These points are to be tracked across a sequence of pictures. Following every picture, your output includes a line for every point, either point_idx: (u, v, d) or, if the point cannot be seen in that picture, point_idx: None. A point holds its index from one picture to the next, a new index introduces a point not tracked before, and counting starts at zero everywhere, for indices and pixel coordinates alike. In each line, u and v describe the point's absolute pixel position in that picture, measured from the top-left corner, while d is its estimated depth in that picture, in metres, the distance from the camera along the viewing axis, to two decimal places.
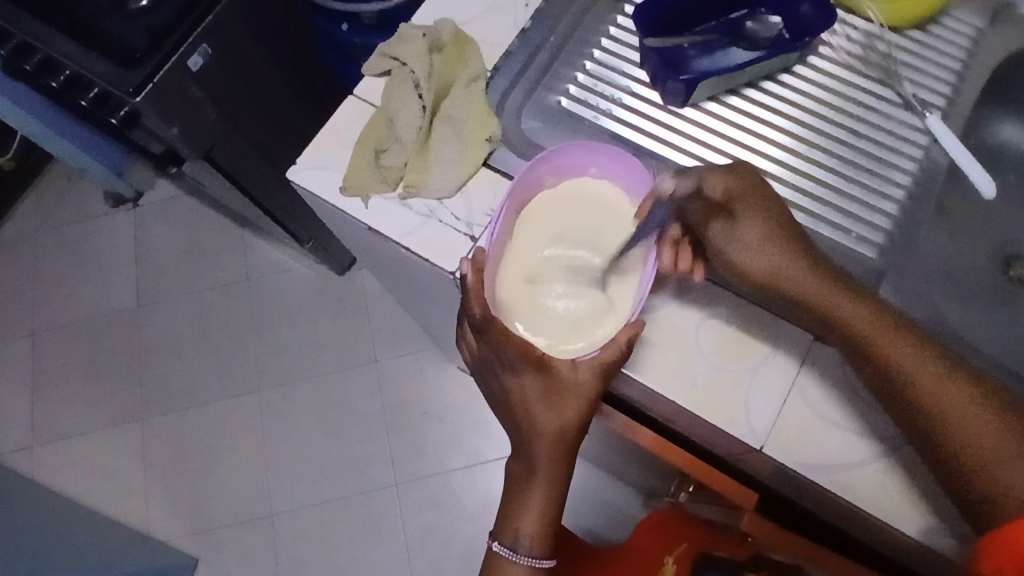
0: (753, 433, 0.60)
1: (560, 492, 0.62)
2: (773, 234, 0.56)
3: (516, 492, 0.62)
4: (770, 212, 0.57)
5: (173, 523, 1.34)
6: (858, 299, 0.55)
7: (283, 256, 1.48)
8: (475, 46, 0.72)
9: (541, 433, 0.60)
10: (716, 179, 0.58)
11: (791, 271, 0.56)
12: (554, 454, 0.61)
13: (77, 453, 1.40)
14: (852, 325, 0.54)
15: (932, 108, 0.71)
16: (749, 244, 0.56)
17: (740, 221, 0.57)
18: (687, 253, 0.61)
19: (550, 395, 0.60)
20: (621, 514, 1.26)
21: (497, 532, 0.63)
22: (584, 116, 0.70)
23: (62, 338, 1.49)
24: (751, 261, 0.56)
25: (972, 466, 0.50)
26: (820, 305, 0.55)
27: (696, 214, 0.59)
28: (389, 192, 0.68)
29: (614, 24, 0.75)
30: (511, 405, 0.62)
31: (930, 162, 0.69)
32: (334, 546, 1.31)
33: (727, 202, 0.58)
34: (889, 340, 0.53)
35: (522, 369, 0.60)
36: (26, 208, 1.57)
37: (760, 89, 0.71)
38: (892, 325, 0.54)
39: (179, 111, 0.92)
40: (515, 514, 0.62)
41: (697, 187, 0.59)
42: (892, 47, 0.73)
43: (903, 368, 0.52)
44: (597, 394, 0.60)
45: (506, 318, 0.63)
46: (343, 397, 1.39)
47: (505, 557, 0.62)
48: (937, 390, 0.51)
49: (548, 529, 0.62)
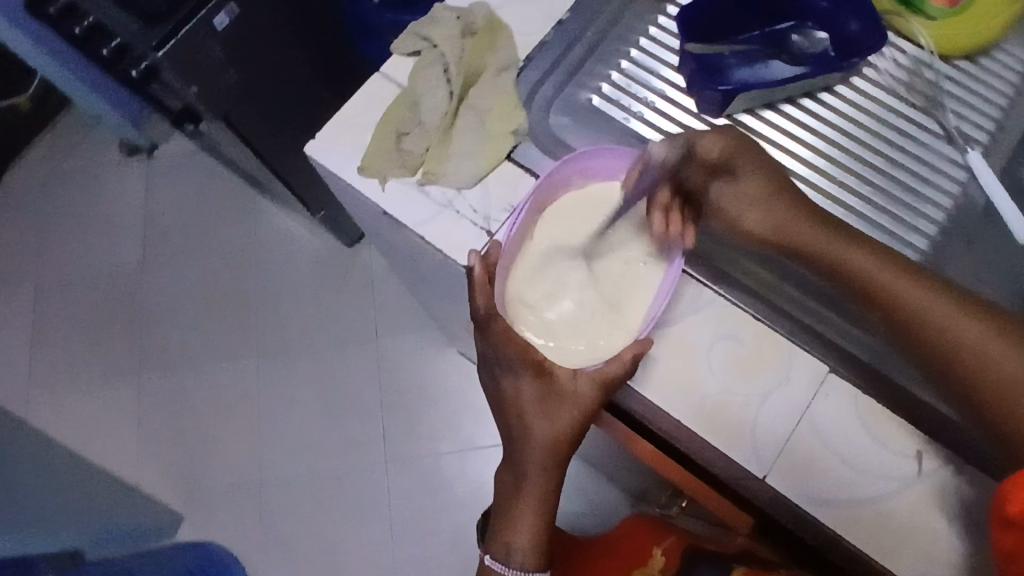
0: (758, 460, 0.58)
1: (551, 502, 0.61)
2: (771, 193, 0.61)
3: (508, 503, 0.61)
4: (766, 173, 0.61)
5: (162, 480, 1.34)
6: (857, 243, 0.57)
7: (293, 223, 1.46)
8: (508, 32, 0.70)
9: (535, 440, 0.59)
10: (708, 140, 0.61)
11: (792, 222, 0.60)
12: (548, 465, 0.60)
13: (73, 400, 1.40)
14: (851, 267, 0.56)
15: (974, 143, 0.68)
16: (747, 198, 0.61)
17: (737, 178, 0.61)
18: (676, 215, 0.61)
19: (547, 403, 0.58)
20: (609, 513, 1.25)
21: (489, 546, 0.62)
22: (615, 117, 0.69)
23: (65, 285, 1.48)
24: (755, 219, 0.61)
25: (990, 395, 0.50)
26: (822, 251, 0.58)
27: (694, 179, 0.62)
28: (407, 177, 0.66)
29: (654, 24, 0.72)
30: (506, 412, 0.60)
31: (966, 200, 0.67)
32: (319, 517, 1.31)
33: (722, 162, 0.61)
34: (886, 277, 0.55)
35: (520, 375, 0.59)
36: (41, 150, 1.56)
37: (798, 106, 0.69)
38: (890, 264, 0.55)
39: (199, 70, 0.90)
40: (508, 527, 0.61)
41: (688, 149, 0.60)
42: (940, 76, 0.70)
43: (908, 304, 0.53)
44: (598, 404, 0.58)
45: (516, 319, 0.62)
46: (341, 371, 1.38)
47: (498, 571, 0.61)
48: (942, 312, 0.52)
49: (540, 541, 0.61)
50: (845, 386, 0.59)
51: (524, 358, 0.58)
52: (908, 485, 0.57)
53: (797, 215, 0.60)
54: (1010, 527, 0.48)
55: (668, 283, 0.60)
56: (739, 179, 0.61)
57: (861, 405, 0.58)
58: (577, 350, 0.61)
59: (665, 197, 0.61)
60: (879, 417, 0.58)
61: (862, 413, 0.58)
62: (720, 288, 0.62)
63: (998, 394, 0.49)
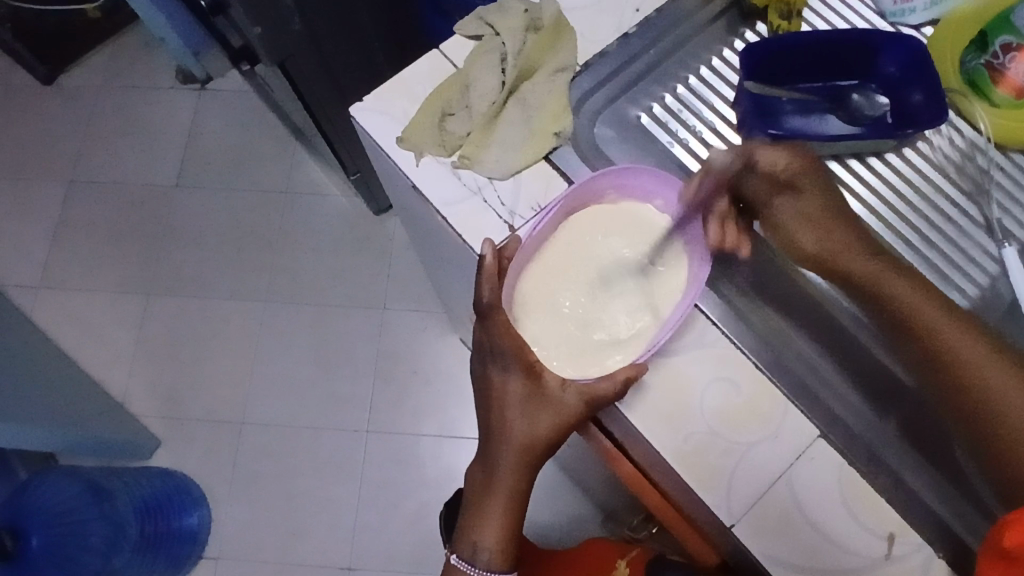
0: (728, 508, 0.57)
1: (521, 504, 0.61)
2: (826, 212, 0.60)
3: (476, 502, 0.61)
4: (824, 192, 0.61)
5: (149, 402, 1.36)
6: (904, 277, 0.57)
7: (326, 180, 1.47)
8: (572, 35, 0.69)
9: (511, 439, 0.59)
10: (778, 154, 0.61)
11: (845, 244, 0.60)
12: (520, 468, 0.60)
13: (79, 307, 1.42)
14: (895, 299, 0.57)
15: (1013, 238, 0.67)
16: (803, 216, 0.61)
17: (799, 195, 0.61)
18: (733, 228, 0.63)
19: (530, 403, 0.59)
20: (577, 528, 1.25)
21: (456, 545, 0.62)
22: (659, 139, 0.68)
23: (95, 193, 1.50)
24: (811, 239, 0.60)
25: (1008, 441, 0.51)
26: (870, 279, 0.58)
27: (755, 188, 0.63)
28: (443, 156, 0.66)
29: (718, 56, 0.72)
30: (488, 407, 0.60)
31: (992, 294, 0.66)
32: (291, 470, 1.31)
33: (787, 177, 0.61)
34: (928, 314, 0.55)
35: (508, 372, 0.59)
36: (98, 59, 1.58)
37: (845, 165, 0.68)
38: (933, 303, 0.56)
39: (265, 13, 0.90)
40: (474, 527, 0.61)
41: (752, 160, 0.62)
42: (992, 165, 0.69)
43: (947, 342, 0.54)
44: (580, 415, 0.58)
45: (522, 318, 0.62)
46: (342, 332, 1.38)
47: (463, 572, 0.62)
48: (975, 359, 0.53)
49: (507, 544, 0.61)
50: (831, 454, 0.57)
51: (517, 355, 0.59)
52: (873, 565, 0.56)
53: (850, 239, 0.60)
54: (1000, 561, 0.48)
55: (683, 308, 0.59)
56: (801, 197, 0.61)
57: (843, 477, 0.57)
58: (575, 360, 0.61)
59: (722, 208, 0.63)
60: (858, 494, 0.57)
61: (844, 485, 0.57)
62: (726, 330, 0.61)
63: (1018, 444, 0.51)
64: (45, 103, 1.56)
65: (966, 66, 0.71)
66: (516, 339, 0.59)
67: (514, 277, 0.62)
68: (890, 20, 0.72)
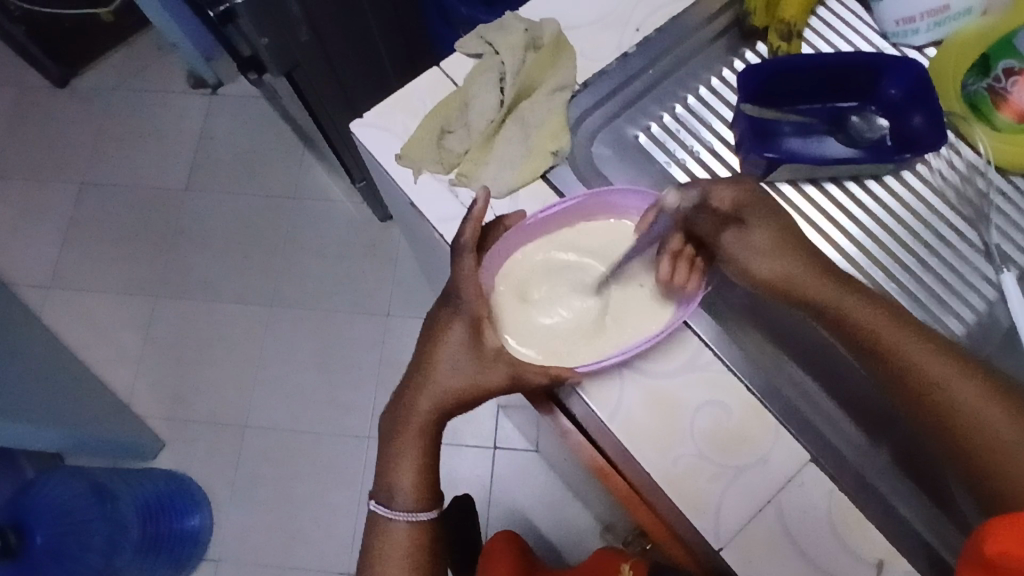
0: (716, 532, 0.57)
1: (433, 444, 0.61)
2: (782, 242, 0.59)
3: (391, 443, 0.61)
4: (778, 223, 0.60)
5: (154, 404, 1.37)
6: (866, 301, 0.57)
7: (333, 186, 1.48)
8: (572, 54, 0.70)
9: (434, 382, 0.60)
10: (722, 190, 0.60)
11: (802, 272, 0.59)
12: (440, 413, 0.60)
13: (87, 307, 1.44)
14: (859, 325, 0.57)
15: (1012, 263, 0.66)
16: (759, 250, 0.59)
17: (749, 229, 0.60)
18: (685, 264, 0.61)
19: (463, 352, 0.59)
20: (577, 537, 1.25)
21: (375, 489, 0.62)
22: (657, 159, 0.69)
23: (106, 196, 1.51)
24: (765, 268, 0.59)
25: (987, 457, 0.52)
26: (832, 307, 0.58)
27: (706, 226, 0.61)
28: (441, 173, 0.67)
29: (718, 76, 0.72)
30: (420, 353, 0.61)
31: (989, 319, 0.65)
32: (293, 474, 1.32)
33: (734, 213, 0.60)
34: (895, 336, 0.55)
35: (450, 320, 0.61)
36: (113, 63, 1.60)
37: (843, 188, 0.68)
38: (898, 324, 0.56)
39: (273, 24, 0.91)
40: (391, 469, 0.61)
41: (702, 200, 0.59)
42: (992, 189, 0.68)
43: (915, 365, 0.54)
44: (504, 385, 0.59)
45: (500, 300, 0.63)
46: (346, 338, 1.39)
47: (381, 515, 0.62)
48: (947, 381, 0.53)
49: (423, 484, 0.61)
50: (822, 479, 0.57)
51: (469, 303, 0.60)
52: None
53: (807, 266, 0.59)
54: (980, 568, 0.47)
55: (666, 329, 0.59)
56: (751, 231, 0.60)
57: (833, 503, 0.57)
58: (533, 348, 0.61)
59: (676, 243, 0.61)
60: (848, 520, 0.56)
61: (832, 510, 0.57)
62: (718, 351, 0.61)
63: (996, 452, 0.51)
64: (59, 106, 1.58)
65: (968, 90, 0.70)
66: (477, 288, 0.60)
67: (500, 257, 0.63)
68: (893, 40, 0.72)
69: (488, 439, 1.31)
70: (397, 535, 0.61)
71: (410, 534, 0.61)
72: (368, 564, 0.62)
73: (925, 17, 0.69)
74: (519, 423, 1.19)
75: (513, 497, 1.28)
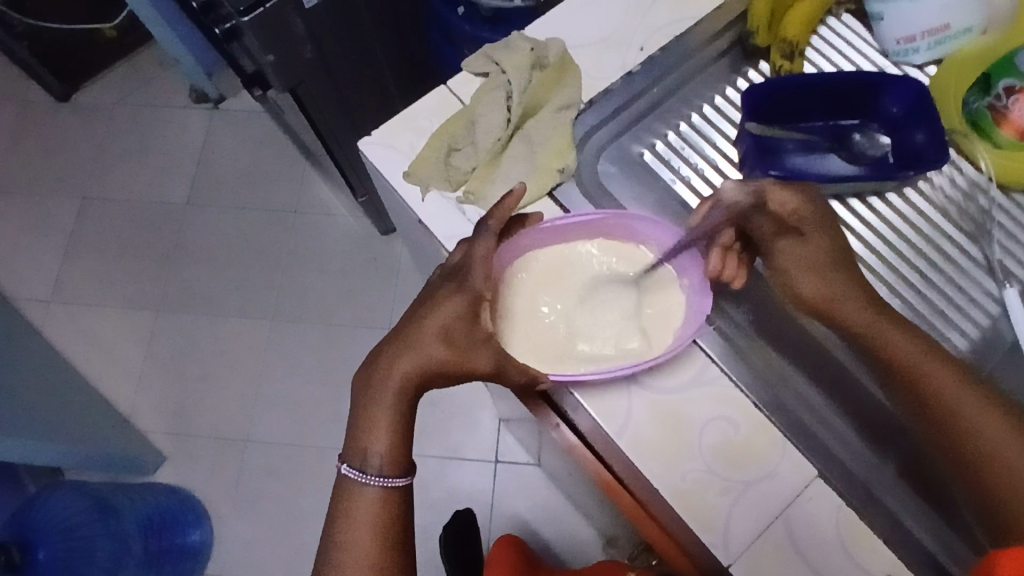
0: (725, 548, 0.57)
1: (412, 409, 0.59)
2: (830, 262, 0.60)
3: (365, 401, 0.59)
4: (833, 240, 0.60)
5: (155, 418, 1.37)
6: (907, 332, 0.57)
7: (334, 200, 1.48)
8: (577, 73, 0.71)
9: (419, 344, 0.58)
10: (784, 196, 0.61)
11: (846, 299, 0.59)
12: (419, 380, 0.58)
13: (89, 322, 1.44)
14: (897, 355, 0.57)
15: (1014, 279, 0.67)
16: (807, 261, 0.60)
17: (805, 239, 0.60)
18: (733, 259, 0.63)
19: (457, 324, 0.58)
20: (580, 551, 1.25)
21: (347, 452, 0.59)
22: (661, 176, 0.69)
23: (108, 211, 1.52)
24: (807, 283, 0.60)
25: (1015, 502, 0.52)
26: (871, 336, 0.58)
27: (763, 228, 0.62)
28: (448, 191, 0.67)
29: (721, 94, 0.73)
30: (410, 317, 0.59)
31: (993, 334, 0.66)
32: (294, 489, 1.32)
33: (793, 221, 0.61)
34: (931, 371, 0.56)
35: (452, 289, 0.59)
36: (115, 78, 1.60)
37: (846, 204, 0.69)
38: (935, 357, 0.56)
39: (279, 41, 0.92)
40: (365, 430, 0.59)
41: (762, 198, 0.61)
42: (994, 205, 0.69)
43: (949, 399, 0.55)
44: (487, 370, 0.58)
45: (511, 298, 0.63)
46: (348, 352, 1.39)
47: (352, 480, 0.59)
48: (979, 420, 0.54)
49: (399, 450, 0.59)
50: (830, 494, 0.58)
51: (479, 276, 0.59)
52: None
53: (849, 293, 0.59)
54: None
55: (664, 354, 0.60)
56: (806, 241, 0.60)
57: (841, 519, 0.57)
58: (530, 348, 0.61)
59: (728, 238, 0.63)
60: (856, 535, 0.57)
61: (841, 525, 0.57)
62: (725, 367, 0.62)
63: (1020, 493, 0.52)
64: (61, 121, 1.58)
65: (970, 108, 0.71)
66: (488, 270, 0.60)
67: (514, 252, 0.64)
68: (893, 59, 0.73)
69: (489, 453, 1.31)
70: (366, 501, 0.58)
71: (382, 501, 0.59)
72: (333, 528, 0.58)
73: (924, 36, 0.69)
74: (522, 437, 1.19)
75: (515, 511, 1.28)
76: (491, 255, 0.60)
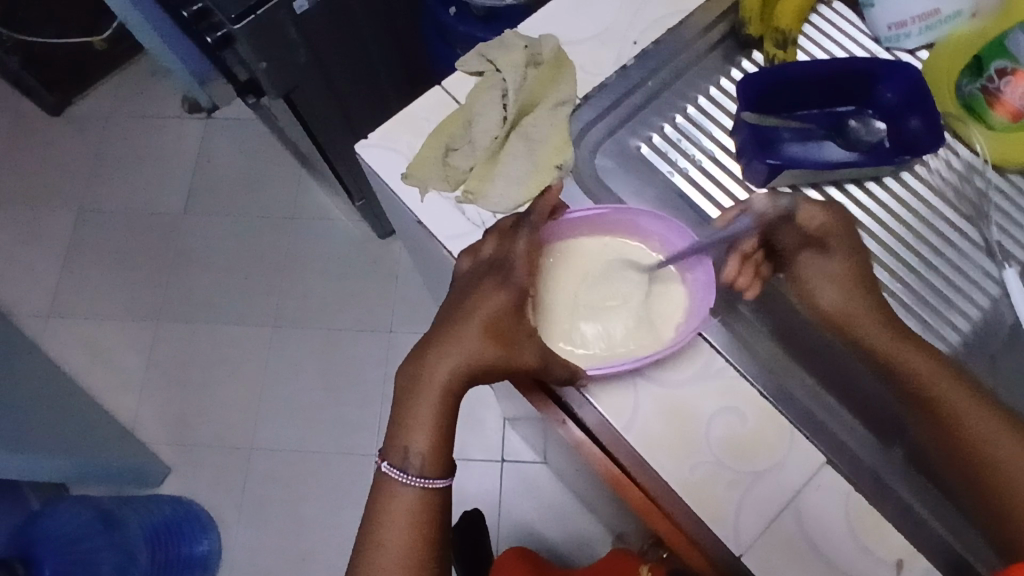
0: (736, 539, 0.57)
1: (453, 409, 0.59)
2: (852, 277, 0.61)
3: (409, 398, 0.59)
4: (856, 256, 0.62)
5: (159, 428, 1.37)
6: (924, 352, 0.59)
7: (331, 205, 1.48)
8: (572, 69, 0.71)
9: (464, 337, 0.57)
10: (814, 212, 0.62)
11: (863, 318, 0.60)
12: (462, 376, 0.58)
13: (88, 335, 1.44)
14: (914, 375, 0.58)
15: (1013, 260, 0.67)
16: (832, 275, 0.62)
17: (830, 254, 0.62)
18: (750, 268, 0.64)
19: (502, 319, 0.58)
20: (588, 546, 1.25)
21: (387, 451, 0.59)
22: (659, 169, 0.69)
23: (104, 223, 1.52)
24: (829, 298, 0.62)
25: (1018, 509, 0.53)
26: (888, 354, 0.59)
27: (785, 241, 0.63)
28: (447, 191, 0.67)
29: (716, 85, 0.73)
30: (453, 311, 0.59)
31: (994, 316, 0.66)
32: (300, 495, 1.32)
33: (818, 235, 0.62)
34: (949, 391, 0.57)
35: (496, 285, 0.59)
36: (107, 90, 1.60)
37: (844, 191, 0.69)
38: (951, 378, 0.58)
39: (273, 47, 0.92)
40: (406, 429, 0.59)
41: (792, 212, 0.62)
42: (990, 187, 0.69)
43: (965, 419, 0.56)
44: (531, 365, 0.57)
45: (547, 285, 0.64)
46: (350, 356, 1.39)
47: (393, 479, 0.59)
48: (993, 440, 0.55)
49: (440, 449, 0.59)
50: (839, 481, 0.58)
51: (522, 271, 0.59)
52: None
53: (867, 310, 0.61)
54: None
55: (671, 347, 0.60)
56: (831, 256, 0.62)
57: (850, 505, 0.57)
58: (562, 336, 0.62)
59: (749, 245, 0.63)
60: (865, 523, 0.57)
61: (850, 511, 0.57)
62: (729, 358, 0.62)
63: None
64: (55, 135, 1.58)
65: (963, 91, 0.70)
66: (530, 266, 0.60)
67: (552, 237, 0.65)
68: (886, 45, 0.73)
69: (494, 452, 1.31)
70: (405, 501, 0.58)
71: (421, 501, 0.59)
72: (371, 525, 0.59)
73: (916, 21, 0.70)
74: (527, 436, 1.19)
75: (523, 510, 1.28)
76: (532, 250, 0.61)
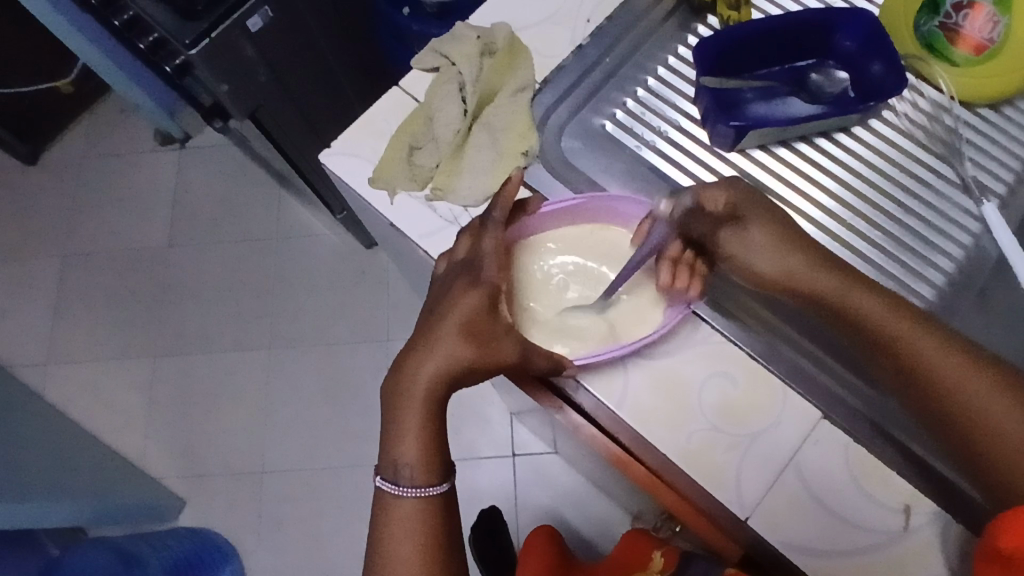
0: (740, 503, 0.57)
1: (439, 415, 0.58)
2: (783, 235, 0.57)
3: (394, 410, 0.58)
4: (777, 219, 0.58)
5: (168, 462, 1.37)
6: (877, 295, 0.55)
7: (314, 221, 1.48)
8: (528, 54, 0.70)
9: (440, 342, 0.57)
10: (715, 193, 0.58)
11: (803, 270, 0.57)
12: (443, 380, 0.57)
13: (87, 378, 1.43)
14: (871, 320, 0.54)
15: (990, 194, 0.67)
16: (759, 247, 0.57)
17: (748, 227, 0.58)
18: (685, 270, 0.60)
19: (477, 320, 0.57)
20: (608, 529, 1.25)
21: (381, 465, 0.59)
22: (626, 144, 0.69)
23: (90, 265, 1.51)
24: (763, 262, 0.57)
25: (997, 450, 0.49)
26: (841, 301, 0.55)
27: (703, 228, 0.60)
28: (415, 191, 0.67)
29: (674, 54, 0.73)
30: (429, 318, 0.59)
31: (978, 252, 0.66)
32: (317, 513, 1.32)
33: (730, 214, 0.58)
34: (908, 332, 0.53)
35: (467, 284, 0.58)
36: (79, 132, 1.60)
37: (813, 144, 0.69)
38: (910, 317, 0.54)
39: (231, 68, 0.91)
40: (395, 442, 0.58)
41: (696, 204, 0.59)
42: (960, 123, 0.69)
43: (927, 360, 0.52)
44: (512, 360, 0.57)
45: (523, 281, 0.64)
46: (350, 368, 1.39)
47: (388, 492, 0.59)
48: (956, 375, 0.51)
49: (429, 456, 0.58)
50: (837, 434, 0.58)
51: (492, 268, 0.59)
52: (893, 534, 0.55)
53: (808, 258, 0.57)
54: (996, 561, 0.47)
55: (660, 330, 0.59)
56: (748, 228, 0.58)
57: (851, 457, 0.57)
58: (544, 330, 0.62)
59: (675, 250, 0.61)
60: (868, 470, 0.57)
61: (852, 462, 0.57)
62: (716, 324, 0.62)
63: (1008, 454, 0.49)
64: (31, 183, 1.57)
65: (921, 31, 0.68)
66: (500, 262, 0.59)
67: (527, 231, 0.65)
68: None
69: (504, 448, 1.31)
70: (403, 512, 0.58)
71: (419, 510, 0.58)
72: (373, 541, 0.59)
73: None
74: (534, 427, 1.19)
75: (538, 502, 1.28)
76: (500, 247, 0.60)
